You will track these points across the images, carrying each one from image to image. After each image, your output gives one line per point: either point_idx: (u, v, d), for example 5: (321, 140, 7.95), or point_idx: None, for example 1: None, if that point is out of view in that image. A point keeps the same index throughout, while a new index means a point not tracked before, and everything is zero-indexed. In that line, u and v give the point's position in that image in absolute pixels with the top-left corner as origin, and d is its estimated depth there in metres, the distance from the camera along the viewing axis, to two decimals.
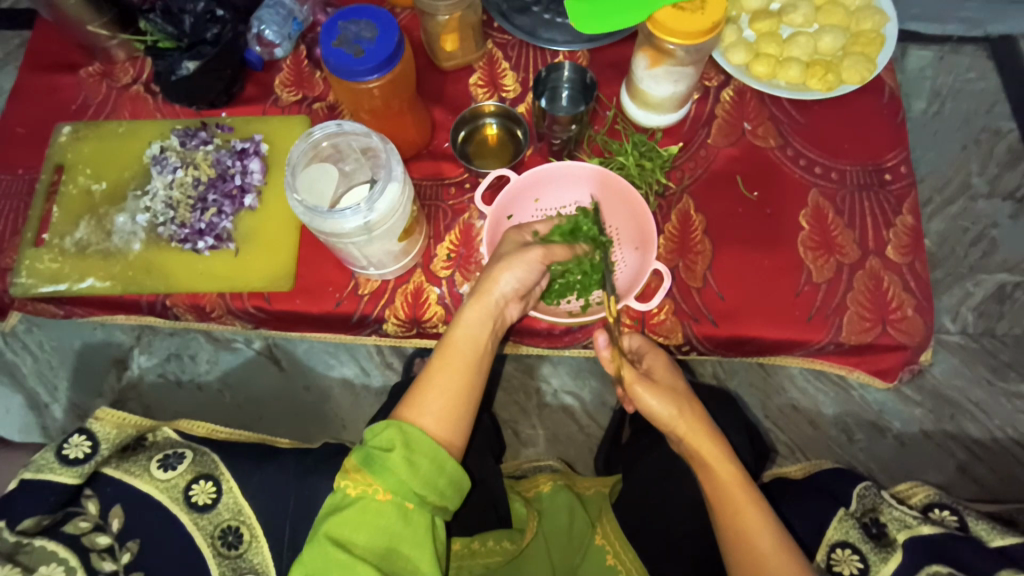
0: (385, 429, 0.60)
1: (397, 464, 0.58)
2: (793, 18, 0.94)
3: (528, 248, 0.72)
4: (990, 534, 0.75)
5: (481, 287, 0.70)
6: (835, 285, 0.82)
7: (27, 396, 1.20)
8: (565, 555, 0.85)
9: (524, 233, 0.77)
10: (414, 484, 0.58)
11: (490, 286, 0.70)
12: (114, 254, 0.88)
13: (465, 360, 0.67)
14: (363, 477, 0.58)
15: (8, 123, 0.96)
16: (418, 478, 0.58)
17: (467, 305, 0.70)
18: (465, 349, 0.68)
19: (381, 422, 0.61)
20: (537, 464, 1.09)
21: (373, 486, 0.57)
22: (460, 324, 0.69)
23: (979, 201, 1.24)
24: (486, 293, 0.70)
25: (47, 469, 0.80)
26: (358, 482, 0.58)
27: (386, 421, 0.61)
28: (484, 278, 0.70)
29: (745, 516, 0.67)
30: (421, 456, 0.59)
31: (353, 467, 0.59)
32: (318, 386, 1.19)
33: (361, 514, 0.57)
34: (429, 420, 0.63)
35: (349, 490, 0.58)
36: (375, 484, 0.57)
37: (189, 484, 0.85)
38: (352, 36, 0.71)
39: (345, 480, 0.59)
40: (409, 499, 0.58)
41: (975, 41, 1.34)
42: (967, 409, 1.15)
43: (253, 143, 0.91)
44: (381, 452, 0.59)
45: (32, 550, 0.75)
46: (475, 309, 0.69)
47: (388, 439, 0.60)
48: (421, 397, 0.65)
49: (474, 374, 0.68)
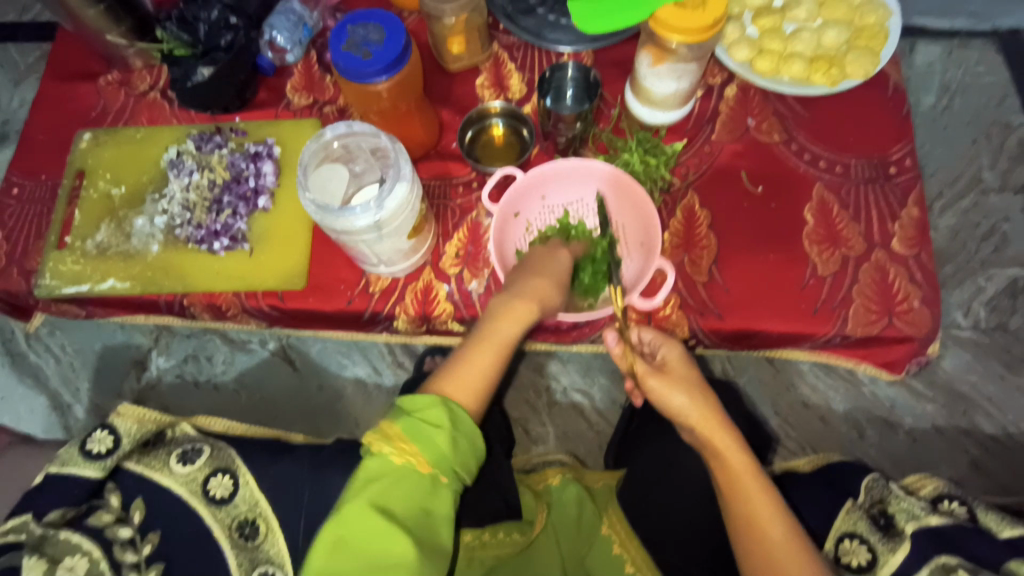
0: (431, 405, 0.63)
1: (443, 440, 0.61)
2: (796, 14, 0.94)
3: (554, 255, 0.80)
4: (999, 525, 0.74)
5: (532, 290, 0.74)
6: (841, 278, 0.83)
7: (51, 397, 1.24)
8: (574, 545, 0.85)
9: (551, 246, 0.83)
10: (454, 461, 0.61)
11: (539, 288, 0.75)
12: (134, 256, 0.91)
13: (502, 352, 0.71)
14: (408, 447, 0.59)
15: (31, 130, 1.00)
16: (458, 456, 0.61)
17: (517, 299, 0.73)
18: (504, 341, 0.71)
19: (425, 397, 0.63)
20: (545, 458, 1.13)
21: (420, 457, 0.59)
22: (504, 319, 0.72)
23: (991, 195, 1.24)
24: (540, 295, 0.74)
25: (72, 463, 0.82)
26: (403, 452, 0.59)
27: (433, 398, 0.63)
28: (531, 281, 0.75)
29: (754, 500, 0.68)
30: (463, 437, 0.63)
31: (400, 436, 0.60)
32: (332, 385, 1.21)
33: (402, 483, 0.58)
34: (463, 400, 0.67)
35: (393, 457, 0.59)
36: (421, 455, 0.59)
37: (208, 477, 0.87)
38: (360, 39, 0.73)
39: (388, 447, 0.59)
40: (446, 474, 0.60)
41: (984, 36, 1.34)
42: (980, 404, 1.14)
43: (266, 146, 0.93)
44: (430, 427, 0.61)
45: (57, 542, 0.76)
46: (520, 304, 0.73)
47: (435, 415, 0.62)
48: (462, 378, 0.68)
49: (501, 365, 0.71)
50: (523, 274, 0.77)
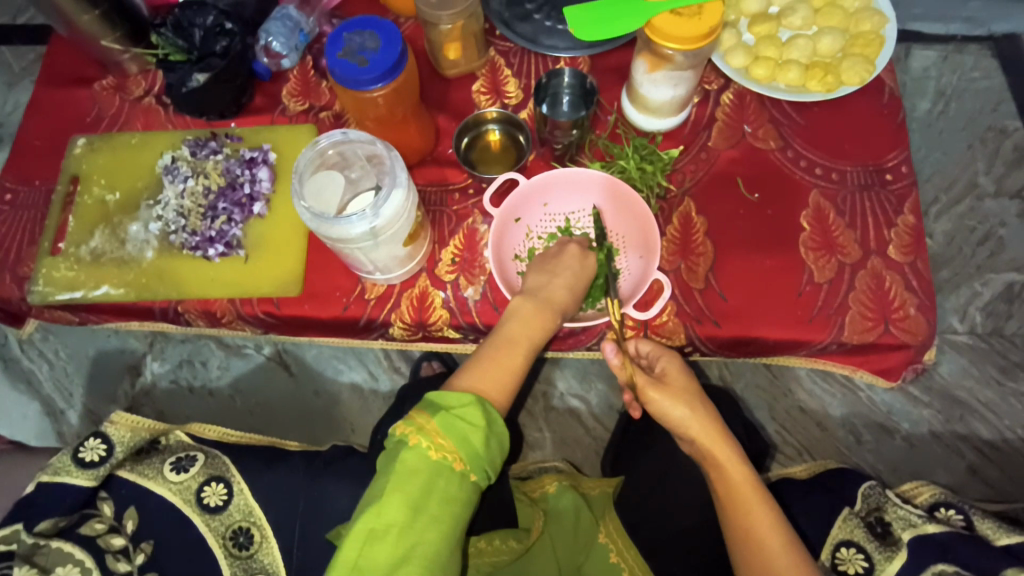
0: (467, 404, 0.61)
1: (478, 439, 0.59)
2: (791, 21, 0.95)
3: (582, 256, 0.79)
4: (996, 533, 0.74)
5: (550, 298, 0.75)
6: (837, 285, 0.83)
7: (44, 403, 1.23)
8: (570, 553, 0.82)
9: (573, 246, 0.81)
10: (487, 461, 0.60)
11: (558, 294, 0.76)
12: (128, 262, 0.90)
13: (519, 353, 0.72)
14: (445, 443, 0.58)
15: (25, 136, 0.99)
16: (490, 456, 0.60)
17: (535, 305, 0.75)
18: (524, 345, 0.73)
19: (460, 395, 0.62)
20: (542, 465, 1.11)
21: (456, 455, 0.58)
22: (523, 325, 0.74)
23: (986, 200, 1.24)
24: (560, 303, 0.76)
25: (64, 472, 0.83)
26: (440, 448, 0.58)
27: (470, 397, 0.62)
28: (551, 287, 0.76)
29: (753, 513, 0.68)
30: (495, 437, 0.61)
31: (437, 430, 0.58)
32: (327, 391, 1.21)
33: (435, 478, 0.57)
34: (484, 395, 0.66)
35: (430, 451, 0.57)
36: (457, 453, 0.58)
37: (202, 485, 0.87)
38: (356, 47, 0.73)
39: (425, 440, 0.58)
40: (478, 473, 0.59)
41: (979, 41, 1.34)
42: (976, 409, 1.14)
43: (262, 151, 0.93)
44: (465, 424, 0.60)
45: (49, 552, 0.75)
46: (542, 312, 0.75)
47: (470, 414, 0.61)
48: (487, 375, 0.68)
49: (522, 369, 0.72)
50: (542, 278, 0.78)
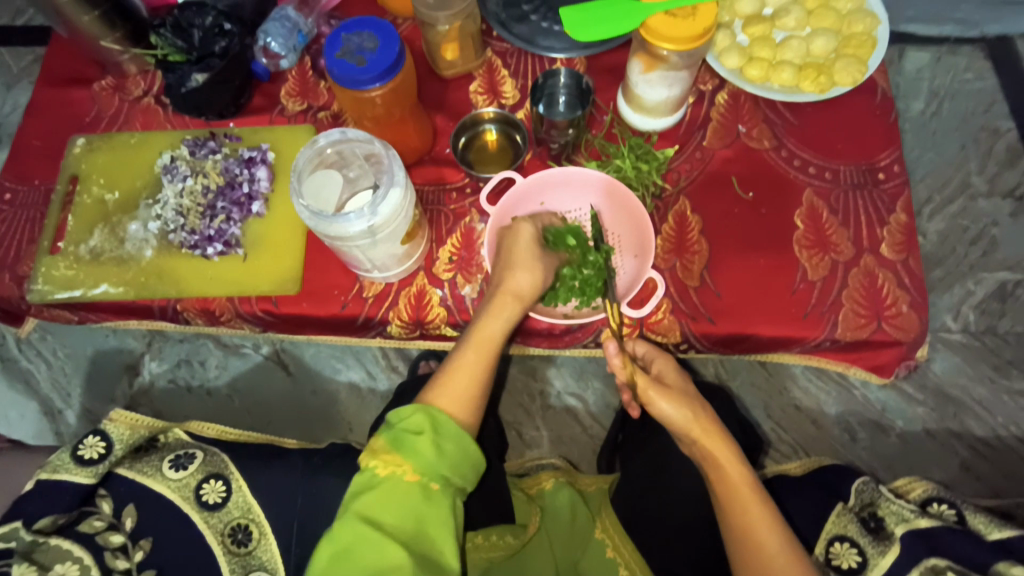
0: (413, 413, 0.63)
1: (425, 446, 0.60)
2: (785, 22, 0.96)
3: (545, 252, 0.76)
4: (988, 527, 0.75)
5: (515, 290, 0.74)
6: (830, 283, 0.84)
7: (42, 403, 1.23)
8: (567, 550, 0.85)
9: (532, 224, 0.79)
10: (441, 467, 0.60)
11: (522, 285, 0.75)
12: (127, 261, 0.91)
13: (494, 351, 0.72)
14: (392, 458, 0.60)
15: (24, 136, 1.00)
16: (445, 461, 0.61)
17: (495, 300, 0.74)
18: (494, 341, 0.72)
19: (408, 407, 0.64)
20: (539, 462, 1.12)
21: (404, 467, 0.59)
22: (490, 319, 0.73)
23: (979, 200, 1.26)
24: (526, 294, 0.75)
25: (63, 470, 0.81)
26: (387, 462, 0.60)
27: (415, 405, 0.63)
28: (513, 275, 0.75)
29: (750, 513, 0.69)
30: (448, 440, 0.62)
31: (383, 448, 0.60)
32: (326, 390, 1.21)
33: (389, 493, 0.58)
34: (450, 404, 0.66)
35: (379, 469, 0.60)
36: (405, 465, 0.59)
37: (200, 482, 0.87)
38: (354, 47, 0.74)
39: (373, 460, 0.60)
40: (435, 481, 0.60)
41: (972, 42, 1.36)
42: (970, 407, 1.15)
43: (260, 151, 0.94)
44: (411, 434, 0.61)
45: (48, 548, 0.76)
46: (507, 306, 0.74)
47: (418, 423, 0.62)
48: (449, 387, 0.68)
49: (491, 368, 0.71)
50: (502, 267, 0.76)
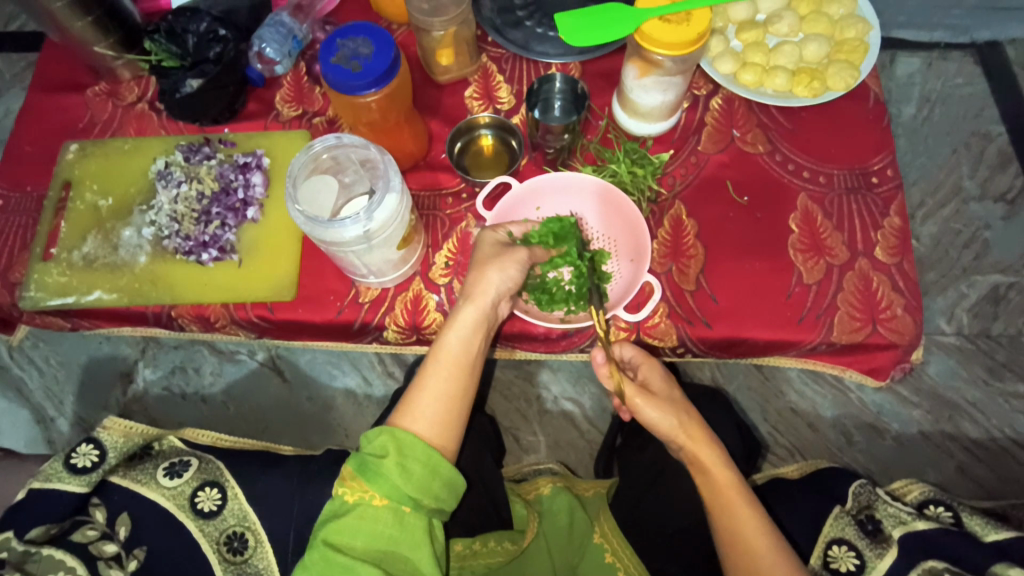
0: (378, 436, 0.65)
1: (391, 469, 0.62)
2: (778, 28, 0.97)
3: (511, 250, 0.76)
4: (984, 529, 0.75)
5: (473, 292, 0.73)
6: (825, 286, 0.84)
7: (34, 411, 1.22)
8: (565, 557, 0.86)
9: (496, 230, 0.79)
10: (408, 488, 0.62)
11: (483, 287, 0.73)
12: (120, 267, 0.90)
13: (458, 363, 0.71)
14: (358, 484, 0.62)
15: (16, 141, 0.99)
16: (412, 483, 0.63)
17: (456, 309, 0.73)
18: (455, 353, 0.71)
19: (375, 430, 0.66)
20: (537, 467, 1.14)
21: (370, 492, 0.61)
22: (450, 331, 0.72)
23: (971, 204, 1.26)
24: (480, 295, 0.73)
25: (55, 479, 0.81)
26: (353, 489, 0.62)
27: (379, 428, 0.65)
28: (476, 280, 0.73)
29: (736, 515, 0.69)
30: (415, 461, 0.64)
31: (349, 475, 0.63)
32: (321, 396, 1.21)
33: (359, 519, 0.61)
34: (417, 423, 0.67)
35: (347, 496, 0.62)
36: (371, 490, 0.61)
37: (195, 490, 0.87)
38: (349, 53, 0.74)
39: (342, 487, 0.63)
40: (404, 503, 0.62)
41: (963, 48, 1.37)
42: (964, 409, 1.16)
43: (255, 156, 0.94)
44: (374, 458, 0.63)
45: (41, 559, 0.74)
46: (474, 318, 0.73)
47: (381, 445, 0.64)
48: (411, 408, 0.68)
49: (465, 383, 0.71)
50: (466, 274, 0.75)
